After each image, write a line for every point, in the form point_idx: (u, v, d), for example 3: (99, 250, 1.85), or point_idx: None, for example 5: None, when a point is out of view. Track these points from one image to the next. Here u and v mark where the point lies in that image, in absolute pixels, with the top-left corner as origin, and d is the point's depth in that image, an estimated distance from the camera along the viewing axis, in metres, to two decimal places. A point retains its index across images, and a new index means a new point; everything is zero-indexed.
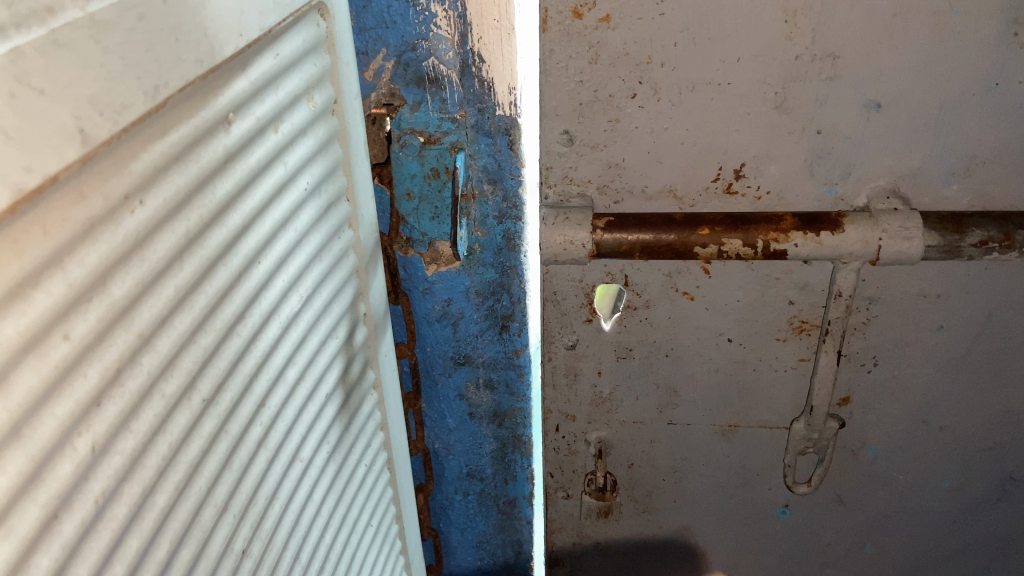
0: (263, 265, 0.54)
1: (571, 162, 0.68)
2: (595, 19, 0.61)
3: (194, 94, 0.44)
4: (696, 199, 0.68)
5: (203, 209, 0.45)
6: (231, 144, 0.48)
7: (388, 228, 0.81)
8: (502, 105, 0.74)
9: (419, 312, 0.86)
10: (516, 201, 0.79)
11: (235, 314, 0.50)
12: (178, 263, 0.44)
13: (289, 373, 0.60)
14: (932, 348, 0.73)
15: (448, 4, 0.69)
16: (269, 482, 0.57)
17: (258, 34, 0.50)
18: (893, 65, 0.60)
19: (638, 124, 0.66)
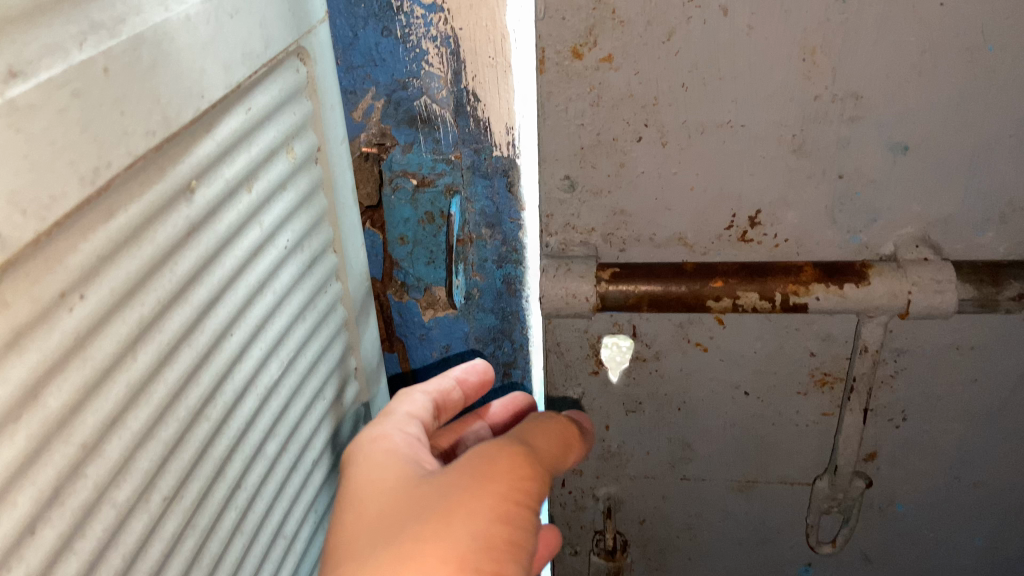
0: (236, 337, 0.50)
1: (572, 210, 0.64)
2: (596, 59, 0.57)
3: (146, 168, 0.40)
4: (708, 247, 0.63)
5: (160, 291, 0.41)
6: (194, 214, 0.44)
7: (382, 272, 0.77)
8: (499, 145, 0.68)
9: (417, 357, 0.82)
10: (517, 245, 0.74)
11: (201, 397, 0.46)
12: (130, 355, 0.40)
13: (269, 445, 0.56)
14: (966, 402, 0.67)
15: (440, 40, 0.64)
16: (248, 566, 0.53)
17: (224, 93, 0.45)
18: (920, 104, 0.55)
19: (644, 169, 0.61)
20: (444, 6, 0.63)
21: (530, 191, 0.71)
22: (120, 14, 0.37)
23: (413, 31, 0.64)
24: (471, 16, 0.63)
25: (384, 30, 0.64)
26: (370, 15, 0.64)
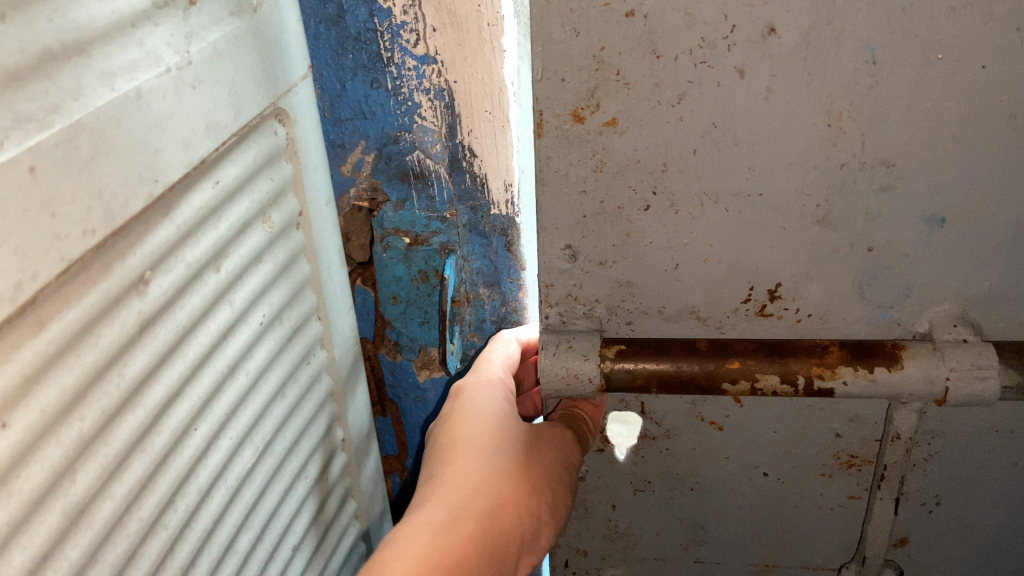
0: (199, 432, 0.49)
1: (575, 280, 0.58)
2: (599, 123, 0.52)
3: (87, 267, 0.38)
4: (723, 321, 0.58)
5: (105, 398, 0.40)
6: (147, 309, 0.42)
7: (373, 332, 0.81)
8: (496, 203, 0.72)
9: (410, 419, 0.86)
10: (513, 304, 0.77)
11: (158, 505, 0.45)
12: (66, 480, 0.38)
13: (240, 536, 0.55)
14: (1005, 488, 0.61)
15: (433, 93, 0.67)
16: None
17: (184, 170, 0.44)
18: (959, 174, 0.50)
19: (652, 239, 0.55)
20: (437, 57, 0.66)
21: (527, 246, 0.74)
22: (53, 101, 0.35)
23: (406, 85, 0.67)
24: (466, 69, 0.66)
25: (376, 84, 0.68)
26: (362, 69, 0.67)
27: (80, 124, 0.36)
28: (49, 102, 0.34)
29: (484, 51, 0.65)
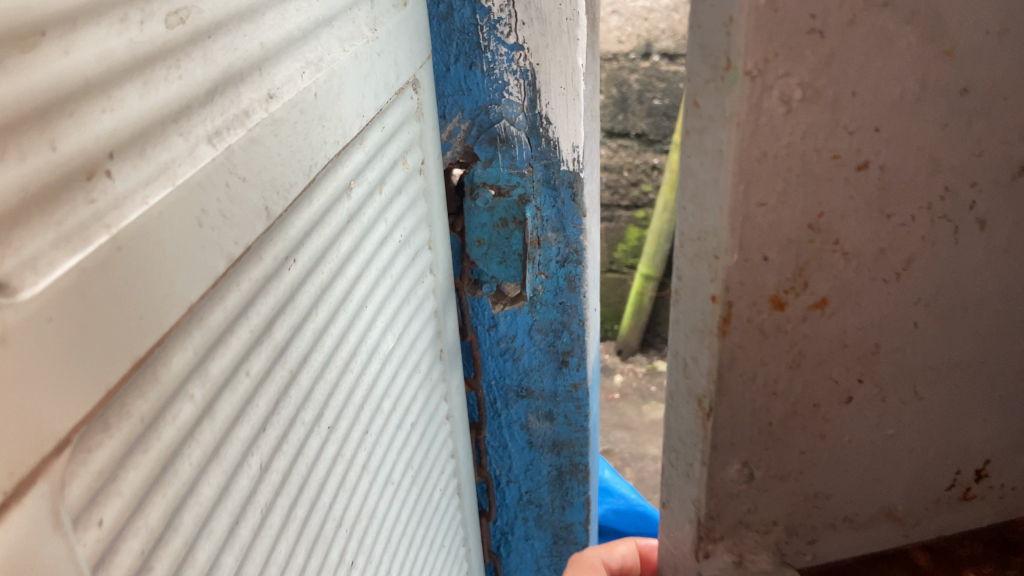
0: (363, 276, 0.71)
1: (748, 502, 0.44)
2: (804, 307, 0.38)
3: (328, 167, 0.61)
4: (925, 519, 0.46)
5: (328, 264, 0.62)
6: (351, 204, 0.67)
7: (460, 271, 1.05)
8: (567, 161, 0.95)
9: (484, 345, 1.10)
10: (576, 246, 1.00)
11: (343, 354, 0.66)
12: (310, 323, 0.59)
13: (388, 399, 0.79)
14: None
15: (520, 74, 0.91)
16: (377, 479, 0.76)
17: (374, 109, 0.70)
18: None
19: (852, 436, 0.42)
20: (523, 45, 0.89)
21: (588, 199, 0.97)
22: (132, 189, 0.36)
23: (497, 67, 0.91)
24: (546, 53, 0.89)
25: (475, 69, 0.91)
26: (464, 58, 0.91)
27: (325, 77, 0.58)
28: (244, 104, 0.47)
29: (564, 40, 0.88)
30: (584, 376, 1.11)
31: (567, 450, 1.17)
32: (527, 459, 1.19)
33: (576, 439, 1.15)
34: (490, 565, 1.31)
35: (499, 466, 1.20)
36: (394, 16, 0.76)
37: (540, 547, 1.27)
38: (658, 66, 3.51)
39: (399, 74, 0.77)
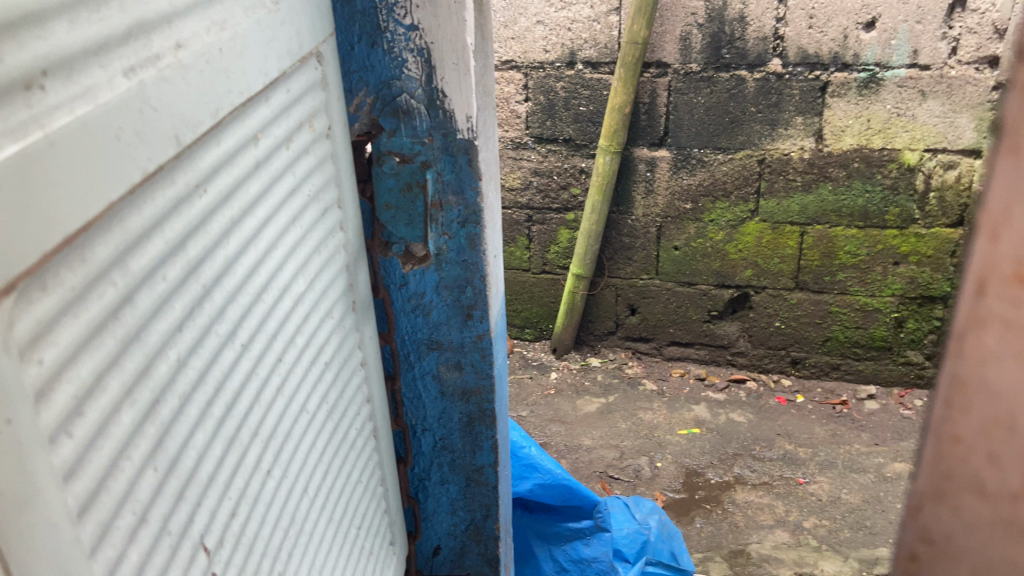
0: (260, 214, 0.91)
1: None
2: None
3: (234, 116, 0.82)
4: None
5: (223, 189, 0.81)
6: (254, 152, 0.88)
7: (372, 232, 1.30)
8: (462, 130, 1.21)
9: (397, 303, 1.37)
10: (473, 208, 1.28)
11: (233, 265, 0.84)
12: (206, 228, 0.78)
13: (286, 323, 1.01)
14: None
15: (417, 52, 1.17)
16: (275, 379, 0.98)
17: (278, 71, 0.91)
18: None
19: None
20: (417, 27, 1.16)
21: (481, 164, 1.24)
22: (19, 126, 0.51)
23: (396, 49, 1.17)
24: (435, 34, 1.16)
25: (377, 47, 1.17)
26: (367, 37, 1.16)
27: (203, 51, 0.75)
28: (120, 69, 0.63)
29: (452, 20, 1.14)
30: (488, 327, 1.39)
31: (476, 398, 1.46)
32: (442, 415, 1.48)
33: (484, 391, 1.45)
34: (410, 511, 1.57)
35: (415, 415, 1.47)
36: (271, 9, 0.89)
37: (454, 491, 1.55)
38: (582, 75, 3.98)
39: (281, 60, 0.91)
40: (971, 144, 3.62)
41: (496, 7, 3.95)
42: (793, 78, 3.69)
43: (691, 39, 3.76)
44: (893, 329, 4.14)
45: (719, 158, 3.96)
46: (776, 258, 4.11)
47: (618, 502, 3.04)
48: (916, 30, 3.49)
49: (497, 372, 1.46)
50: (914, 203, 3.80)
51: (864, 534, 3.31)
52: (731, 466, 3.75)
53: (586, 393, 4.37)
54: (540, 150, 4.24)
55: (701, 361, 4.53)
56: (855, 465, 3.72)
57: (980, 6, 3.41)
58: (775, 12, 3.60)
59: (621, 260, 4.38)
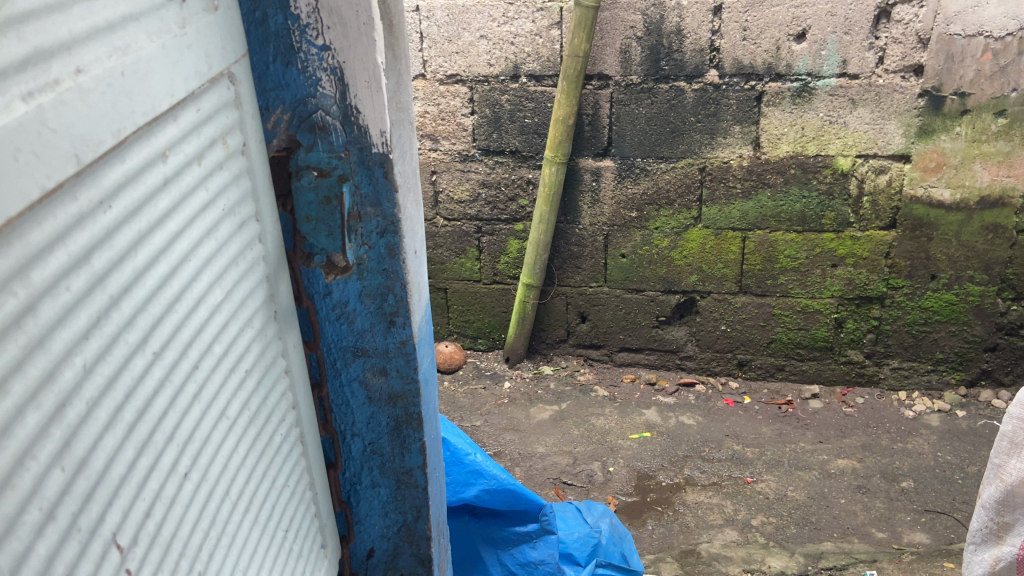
0: (171, 228, 0.96)
1: None
2: None
3: (139, 136, 0.88)
4: None
5: (129, 204, 0.86)
6: (162, 169, 0.93)
7: (293, 244, 1.34)
8: (378, 144, 1.28)
9: (321, 313, 1.40)
10: (392, 218, 1.35)
11: (141, 277, 0.89)
12: (112, 242, 0.83)
13: (202, 332, 1.06)
14: None
15: (330, 71, 1.23)
16: (191, 385, 1.02)
17: (184, 91, 0.96)
18: None
19: None
20: (330, 47, 1.21)
21: (397, 176, 1.31)
22: None
23: (310, 68, 1.22)
24: (347, 53, 1.22)
25: (291, 66, 1.21)
26: (281, 57, 1.20)
27: (104, 74, 0.80)
28: (18, 95, 0.67)
29: (362, 39, 1.21)
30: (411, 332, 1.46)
31: (402, 402, 1.52)
32: (370, 420, 1.53)
33: (409, 394, 1.51)
34: (342, 516, 1.61)
35: (344, 421, 1.51)
36: (176, 34, 0.95)
37: (385, 494, 1.60)
38: (526, 88, 4.03)
39: (189, 80, 0.97)
40: (900, 149, 3.79)
41: (439, 22, 3.97)
42: (730, 88, 3.80)
43: (632, 52, 3.85)
44: (834, 329, 4.28)
45: (662, 166, 4.06)
46: (720, 263, 4.23)
47: (572, 506, 3.18)
48: (844, 41, 3.63)
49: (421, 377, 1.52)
50: (849, 207, 3.95)
51: (810, 529, 3.42)
52: (681, 468, 3.84)
53: (539, 401, 4.43)
54: (487, 163, 4.28)
55: (651, 366, 4.63)
56: (800, 462, 3.84)
57: (903, 17, 3.56)
58: (711, 24, 3.71)
59: (570, 269, 4.46)
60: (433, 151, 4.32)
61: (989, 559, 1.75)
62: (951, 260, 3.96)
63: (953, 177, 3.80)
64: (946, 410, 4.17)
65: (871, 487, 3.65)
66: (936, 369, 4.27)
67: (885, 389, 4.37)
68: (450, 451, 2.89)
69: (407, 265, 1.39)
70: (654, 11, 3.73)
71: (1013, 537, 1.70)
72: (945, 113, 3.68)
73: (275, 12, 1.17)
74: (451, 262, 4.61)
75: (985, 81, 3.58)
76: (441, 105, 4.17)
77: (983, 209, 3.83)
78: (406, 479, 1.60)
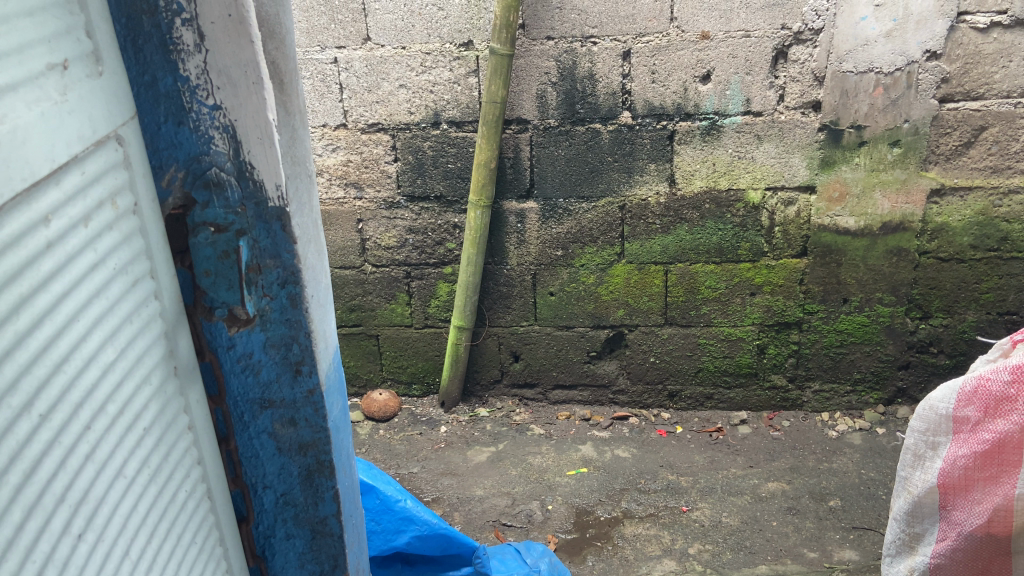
0: (56, 289, 0.97)
1: None
2: None
3: (18, 201, 0.90)
4: None
5: (7, 269, 0.87)
6: (44, 232, 0.95)
7: (193, 299, 1.34)
8: (273, 198, 1.31)
9: (226, 366, 1.41)
10: (292, 270, 1.37)
11: (23, 341, 0.90)
12: None
13: (95, 392, 1.06)
14: None
15: (223, 128, 1.26)
16: (84, 446, 1.03)
17: (66, 157, 0.99)
18: None
19: None
20: (221, 106, 1.25)
21: (294, 228, 1.34)
22: None
23: (203, 127, 1.25)
24: (238, 112, 1.25)
25: (183, 125, 1.24)
26: (172, 117, 1.23)
27: None
28: None
29: (252, 98, 1.25)
30: (318, 381, 1.47)
31: (313, 451, 1.53)
32: (281, 471, 1.52)
33: (319, 442, 1.52)
34: (256, 569, 1.60)
35: (254, 474, 1.51)
36: (56, 100, 0.97)
37: (301, 545, 1.60)
38: (448, 133, 4.11)
39: (70, 144, 1.00)
40: (805, 181, 4.00)
41: (358, 72, 4.01)
42: (643, 128, 3.96)
43: (548, 96, 3.96)
44: (757, 355, 4.43)
45: (583, 206, 4.17)
46: (645, 296, 4.35)
47: (510, 548, 3.14)
48: (746, 81, 3.83)
49: (331, 424, 1.53)
50: (762, 237, 4.13)
51: (745, 554, 3.49)
52: (619, 502, 3.88)
53: (476, 444, 4.43)
54: (413, 208, 4.32)
55: (585, 402, 4.69)
56: (733, 488, 3.93)
57: (799, 57, 3.79)
58: (621, 69, 3.87)
59: (501, 309, 4.50)
60: (357, 200, 4.32)
61: (904, 569, 1.88)
62: (860, 283, 4.18)
63: (856, 205, 4.03)
64: (866, 428, 4.35)
65: (801, 508, 3.76)
66: (855, 389, 4.45)
67: (809, 411, 4.53)
68: (380, 498, 2.83)
69: (310, 314, 1.42)
70: (567, 57, 3.86)
71: (924, 545, 1.83)
72: (843, 145, 3.91)
73: (165, 75, 1.21)
74: (381, 309, 4.59)
75: (879, 114, 3.83)
76: (364, 154, 4.19)
77: (886, 234, 4.07)
78: (323, 529, 1.60)
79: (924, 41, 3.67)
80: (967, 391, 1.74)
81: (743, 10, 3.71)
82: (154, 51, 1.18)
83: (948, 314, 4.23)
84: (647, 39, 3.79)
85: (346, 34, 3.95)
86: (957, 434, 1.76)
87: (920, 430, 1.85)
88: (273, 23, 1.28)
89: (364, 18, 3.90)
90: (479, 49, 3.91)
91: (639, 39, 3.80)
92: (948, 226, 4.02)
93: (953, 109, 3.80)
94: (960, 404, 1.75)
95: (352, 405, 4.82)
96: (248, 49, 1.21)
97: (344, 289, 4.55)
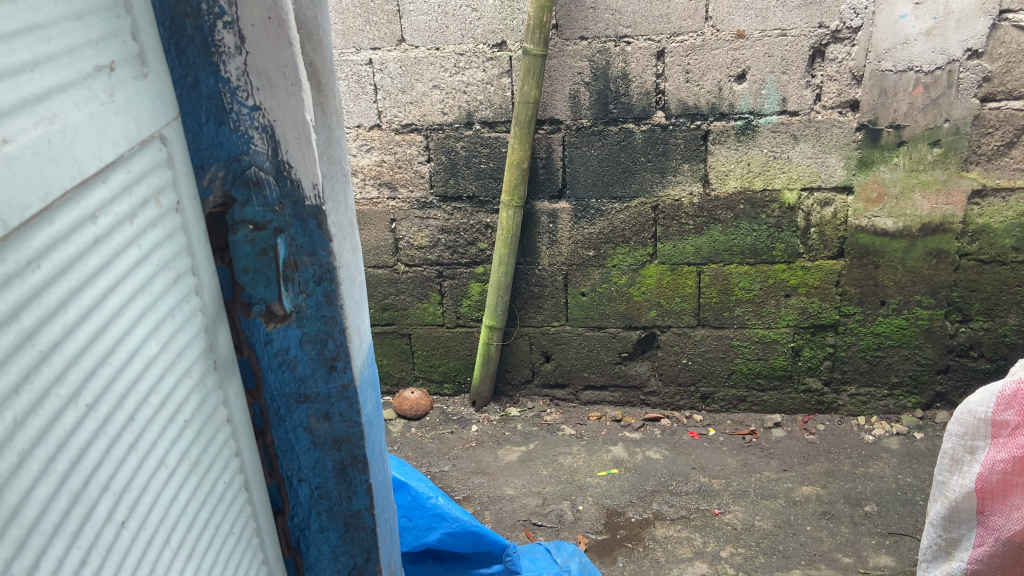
0: (103, 283, 1.01)
1: None
2: None
3: (68, 199, 0.93)
4: None
5: (56, 262, 0.91)
6: (92, 227, 0.98)
7: (232, 295, 1.37)
8: (310, 197, 1.34)
9: (263, 360, 1.44)
10: (328, 267, 1.40)
11: (72, 335, 0.94)
12: (42, 299, 0.88)
13: (138, 384, 1.10)
14: None
15: (262, 129, 1.29)
16: (127, 436, 1.06)
17: (112, 156, 1.02)
18: None
19: None
20: (260, 106, 1.28)
21: (329, 226, 1.37)
22: None
23: (243, 126, 1.28)
24: (277, 112, 1.29)
25: (224, 126, 1.27)
26: (213, 117, 1.27)
27: (32, 143, 0.86)
28: None
29: (290, 98, 1.28)
30: (353, 376, 1.50)
31: (347, 445, 1.56)
32: (315, 464, 1.55)
33: (352, 437, 1.54)
34: (291, 560, 1.63)
35: (290, 466, 1.54)
36: (104, 101, 1.01)
37: (334, 537, 1.63)
38: (480, 134, 4.12)
39: (117, 143, 1.04)
40: (842, 181, 3.94)
41: (392, 73, 4.05)
42: (676, 128, 3.94)
43: (580, 96, 3.96)
44: (791, 358, 4.38)
45: (616, 207, 4.16)
46: (677, 297, 4.33)
47: (541, 548, 3.16)
48: (782, 80, 3.79)
49: (364, 419, 1.55)
50: (798, 238, 4.08)
51: (778, 558, 3.46)
52: (650, 503, 3.87)
53: (507, 443, 4.44)
54: (445, 209, 4.35)
55: (617, 403, 4.68)
56: (766, 491, 3.89)
57: (837, 56, 3.74)
58: (655, 68, 3.85)
59: (532, 309, 4.51)
60: (391, 200, 4.36)
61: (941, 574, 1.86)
62: (899, 285, 4.11)
63: (895, 206, 3.96)
64: (904, 433, 4.28)
65: (836, 513, 3.72)
66: (892, 393, 4.38)
67: (845, 415, 4.47)
68: (412, 495, 2.84)
69: (345, 311, 1.45)
70: (600, 57, 3.86)
71: (961, 551, 1.80)
72: (882, 145, 3.85)
73: (207, 76, 1.24)
74: (414, 308, 4.63)
75: (919, 113, 3.76)
76: (398, 154, 4.23)
77: (925, 235, 4.00)
78: (356, 523, 1.62)
79: (966, 39, 3.60)
80: (1006, 395, 1.71)
81: (780, 8, 3.67)
82: (197, 53, 1.22)
83: (989, 317, 4.14)
84: (681, 38, 3.77)
85: (381, 35, 3.99)
86: (995, 438, 1.73)
87: (957, 434, 1.82)
88: (311, 25, 1.31)
89: (398, 20, 3.94)
90: (512, 50, 3.92)
91: (673, 38, 3.78)
92: (989, 228, 3.94)
93: (995, 108, 3.72)
94: (999, 407, 1.72)
95: (385, 404, 4.87)
96: (287, 51, 1.25)
97: (378, 288, 4.60)
